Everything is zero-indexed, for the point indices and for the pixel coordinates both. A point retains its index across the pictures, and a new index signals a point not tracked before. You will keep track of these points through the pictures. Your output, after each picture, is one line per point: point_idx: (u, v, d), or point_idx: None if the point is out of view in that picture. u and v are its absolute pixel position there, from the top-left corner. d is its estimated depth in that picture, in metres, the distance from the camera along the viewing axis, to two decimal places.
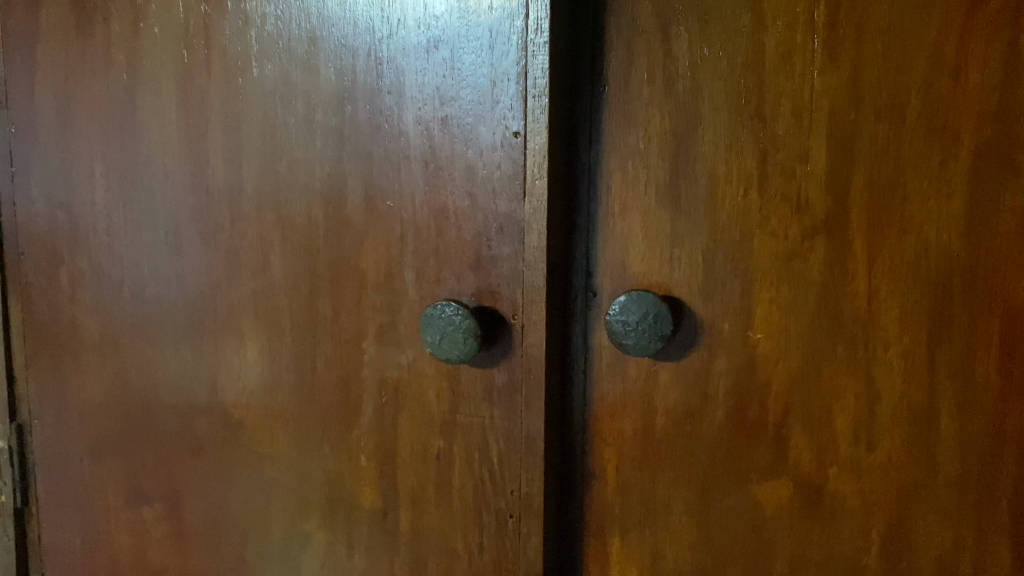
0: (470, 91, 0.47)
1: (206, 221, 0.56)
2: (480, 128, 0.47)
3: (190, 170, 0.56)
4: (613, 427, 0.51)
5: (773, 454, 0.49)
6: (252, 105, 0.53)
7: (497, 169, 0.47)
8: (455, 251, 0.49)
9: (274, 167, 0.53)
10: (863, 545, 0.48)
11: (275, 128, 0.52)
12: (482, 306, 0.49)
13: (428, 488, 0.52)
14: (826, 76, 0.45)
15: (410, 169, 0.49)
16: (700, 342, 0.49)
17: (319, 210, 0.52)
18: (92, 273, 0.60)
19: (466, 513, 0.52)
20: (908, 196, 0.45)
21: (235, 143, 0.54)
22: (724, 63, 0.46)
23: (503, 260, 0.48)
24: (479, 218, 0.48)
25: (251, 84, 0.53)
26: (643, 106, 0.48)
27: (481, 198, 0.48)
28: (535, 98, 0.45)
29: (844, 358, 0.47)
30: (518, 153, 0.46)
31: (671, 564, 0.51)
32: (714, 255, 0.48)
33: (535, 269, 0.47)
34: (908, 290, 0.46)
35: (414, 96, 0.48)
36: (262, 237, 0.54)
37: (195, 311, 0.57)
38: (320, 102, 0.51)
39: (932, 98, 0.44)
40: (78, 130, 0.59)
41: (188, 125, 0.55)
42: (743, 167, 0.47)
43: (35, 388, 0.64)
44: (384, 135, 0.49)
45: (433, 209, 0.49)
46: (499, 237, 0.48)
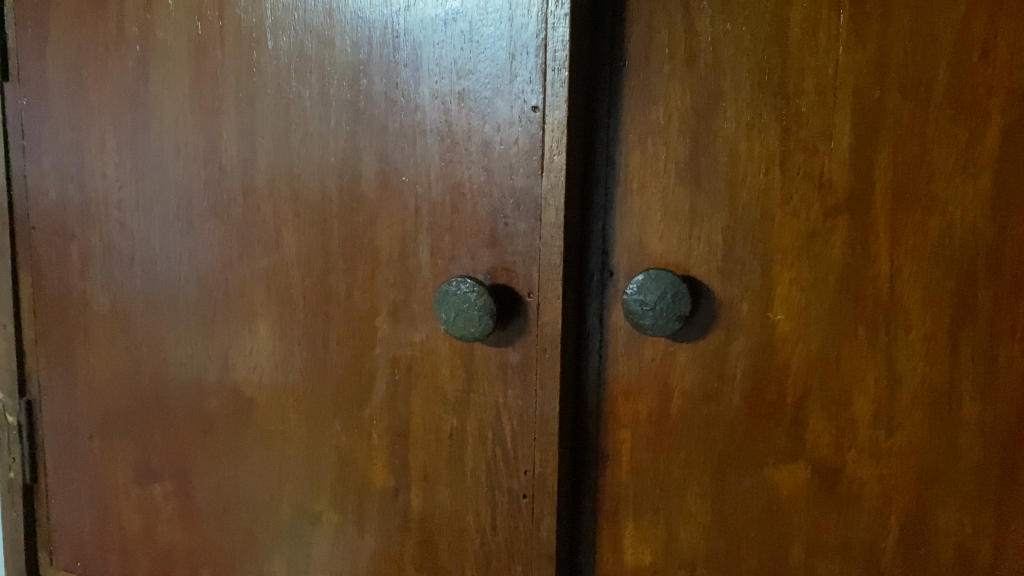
0: (487, 64, 0.46)
1: (218, 196, 0.55)
2: (497, 102, 0.46)
3: (202, 143, 0.55)
4: (628, 408, 0.51)
5: (790, 437, 0.48)
6: (267, 77, 0.52)
7: (514, 144, 0.46)
8: (471, 227, 0.48)
9: (288, 141, 0.52)
10: (881, 530, 0.47)
11: (289, 102, 0.52)
12: (497, 283, 0.48)
13: (440, 468, 0.52)
14: (852, 53, 0.44)
15: (426, 144, 0.48)
16: (718, 323, 0.48)
17: (333, 185, 0.51)
18: (103, 247, 0.60)
19: (479, 493, 0.51)
20: (933, 175, 0.44)
21: (250, 117, 0.53)
22: (748, 38, 0.46)
23: (519, 237, 0.47)
24: (495, 193, 0.47)
25: (266, 57, 0.52)
26: (664, 82, 0.47)
27: (497, 173, 0.47)
28: (554, 71, 0.44)
29: (864, 340, 0.46)
30: (536, 128, 0.45)
31: (685, 547, 0.51)
32: (734, 234, 0.47)
33: (552, 246, 0.46)
34: (931, 271, 0.45)
35: (430, 69, 0.47)
36: (274, 212, 0.53)
37: (207, 287, 0.57)
38: (334, 76, 0.50)
39: (960, 76, 0.43)
40: (90, 101, 0.58)
41: (202, 98, 0.54)
42: (765, 145, 0.46)
43: (43, 363, 0.64)
44: (400, 109, 0.49)
45: (448, 184, 0.48)
46: (515, 213, 0.47)
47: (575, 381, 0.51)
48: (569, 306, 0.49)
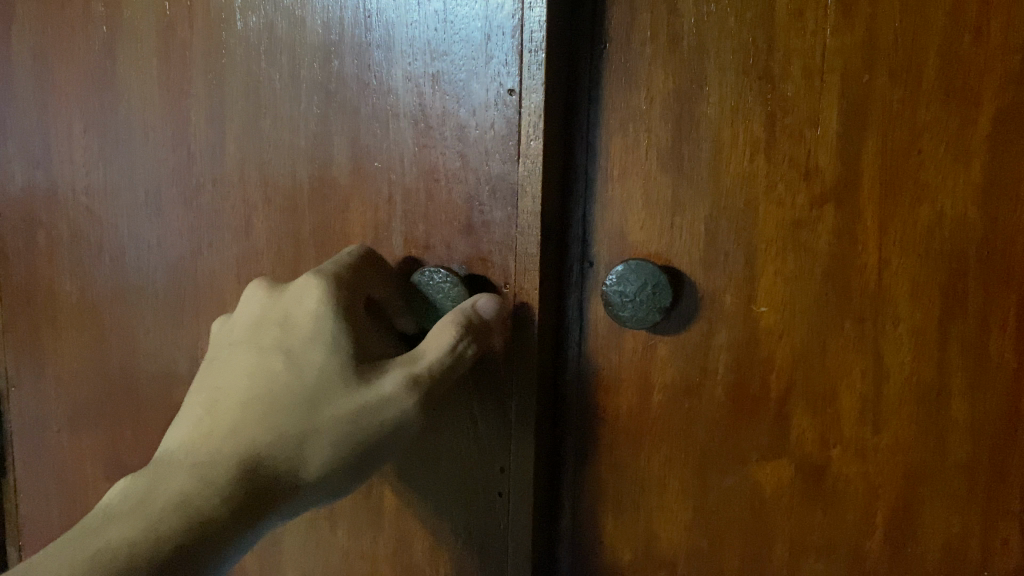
0: (462, 46, 0.44)
1: (187, 182, 0.53)
2: (473, 85, 0.44)
3: (170, 127, 0.53)
4: (607, 403, 0.49)
5: (774, 433, 0.47)
6: (236, 58, 0.50)
7: (490, 129, 0.44)
8: (445, 216, 0.46)
9: (257, 124, 0.50)
10: (867, 529, 0.46)
11: (259, 84, 0.50)
12: (472, 273, 0.47)
13: (414, 463, 0.50)
14: (840, 35, 0.43)
15: (399, 128, 0.47)
16: (700, 315, 0.47)
17: (304, 170, 0.50)
18: (70, 235, 0.58)
19: (453, 490, 0.50)
20: (922, 163, 0.43)
21: (220, 99, 0.51)
22: (733, 20, 0.44)
23: (496, 226, 0.45)
24: (470, 180, 0.45)
25: (235, 37, 0.50)
26: (646, 66, 0.45)
27: (472, 159, 0.45)
28: (532, 53, 0.42)
29: (851, 334, 0.45)
30: (513, 112, 0.44)
31: (666, 545, 0.49)
32: (717, 223, 0.45)
33: (529, 235, 0.44)
34: (920, 262, 0.43)
35: (403, 50, 0.46)
36: (244, 199, 0.52)
37: (176, 276, 0.55)
38: (305, 57, 0.48)
39: (950, 60, 0.42)
40: (56, 84, 0.56)
41: (169, 81, 0.53)
42: (750, 132, 0.44)
43: (12, 355, 0.63)
44: (372, 92, 0.47)
45: (422, 170, 0.47)
46: (491, 201, 0.45)
47: (554, 375, 0.50)
48: (548, 297, 0.47)
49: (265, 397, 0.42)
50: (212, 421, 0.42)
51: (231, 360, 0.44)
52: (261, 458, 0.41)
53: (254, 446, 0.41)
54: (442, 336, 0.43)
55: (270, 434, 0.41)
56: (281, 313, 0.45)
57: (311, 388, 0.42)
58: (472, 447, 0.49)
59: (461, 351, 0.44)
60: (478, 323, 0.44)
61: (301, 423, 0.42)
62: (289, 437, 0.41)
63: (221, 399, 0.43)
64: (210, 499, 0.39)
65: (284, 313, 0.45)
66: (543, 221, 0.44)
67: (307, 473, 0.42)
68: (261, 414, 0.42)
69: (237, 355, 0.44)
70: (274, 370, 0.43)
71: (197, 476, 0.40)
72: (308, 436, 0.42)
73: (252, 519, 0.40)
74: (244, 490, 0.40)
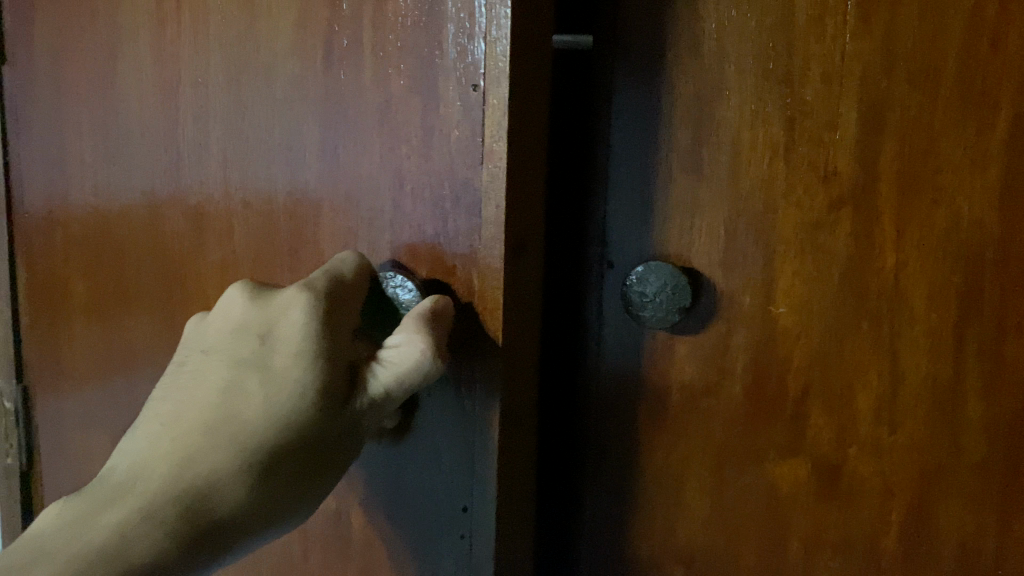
0: (422, 39, 0.41)
1: (176, 184, 0.52)
2: (437, 80, 0.41)
3: (162, 126, 0.52)
4: (627, 400, 0.50)
5: (790, 431, 0.47)
6: (216, 56, 0.49)
7: (453, 130, 0.41)
8: (410, 225, 0.43)
9: (240, 125, 0.48)
10: (882, 527, 0.47)
11: (240, 85, 0.48)
12: (434, 282, 0.43)
13: (377, 504, 0.47)
14: (859, 40, 0.43)
15: (365, 128, 0.44)
16: (719, 315, 0.47)
17: (280, 175, 0.47)
18: (81, 232, 0.59)
19: (415, 531, 0.45)
20: (940, 167, 0.44)
21: (201, 99, 0.50)
22: (753, 24, 0.44)
23: (459, 236, 0.42)
24: (434, 185, 0.42)
25: (215, 34, 0.48)
26: (666, 68, 0.46)
27: (436, 162, 0.42)
28: (495, 44, 0.39)
29: (867, 334, 0.45)
30: (476, 110, 0.40)
31: (683, 543, 0.50)
32: (736, 224, 0.46)
33: (492, 247, 0.41)
34: (937, 264, 0.44)
35: (369, 44, 0.43)
36: (226, 203, 0.50)
37: (167, 280, 0.54)
38: (279, 54, 0.46)
39: (968, 66, 0.43)
40: (69, 82, 0.57)
41: (162, 80, 0.51)
42: (770, 134, 0.45)
43: (36, 350, 0.64)
44: (341, 89, 0.44)
45: (388, 174, 0.43)
46: (454, 209, 0.42)
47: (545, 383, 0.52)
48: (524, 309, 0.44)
49: (231, 418, 0.38)
50: (166, 441, 0.38)
51: (203, 371, 0.40)
52: (221, 492, 0.36)
53: (214, 478, 0.36)
54: (410, 342, 0.38)
55: (234, 461, 0.37)
56: (265, 324, 0.40)
57: (279, 407, 0.38)
58: (438, 484, 0.44)
59: (430, 362, 0.38)
60: (437, 323, 0.39)
61: (268, 446, 0.37)
62: (255, 467, 0.37)
63: (183, 415, 0.38)
64: (151, 540, 0.34)
65: (267, 323, 0.40)
66: (509, 232, 0.41)
67: (273, 504, 0.38)
68: (225, 439, 0.37)
69: (209, 368, 0.40)
70: (247, 390, 0.38)
71: (143, 506, 0.35)
72: (272, 463, 0.37)
73: (190, 566, 0.35)
74: (194, 527, 0.36)
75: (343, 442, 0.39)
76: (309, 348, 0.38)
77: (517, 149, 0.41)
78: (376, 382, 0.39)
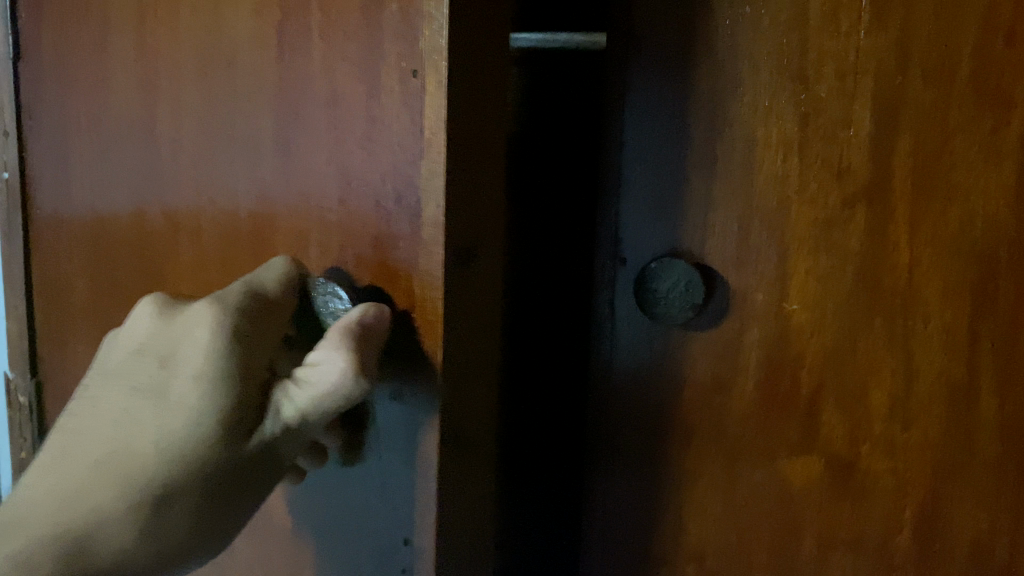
0: (361, 23, 0.39)
1: (156, 182, 0.51)
2: (378, 66, 0.38)
3: (143, 122, 0.51)
4: (637, 399, 0.49)
5: (803, 429, 0.47)
6: (188, 49, 0.47)
7: (394, 122, 0.38)
8: (356, 226, 0.40)
9: (208, 120, 0.47)
10: (895, 524, 0.47)
11: (207, 78, 0.46)
12: (377, 290, 0.40)
13: (326, 529, 0.45)
14: (874, 37, 0.44)
15: (315, 120, 0.41)
16: (731, 313, 0.47)
17: (242, 173, 0.45)
18: (79, 230, 0.59)
19: (362, 559, 0.43)
20: (954, 165, 0.44)
21: (175, 91, 0.48)
22: (768, 21, 0.44)
23: (402, 239, 0.39)
24: (377, 184, 0.39)
25: (187, 26, 0.47)
26: (680, 65, 0.46)
27: (378, 157, 0.39)
28: (434, 24, 0.36)
29: (881, 331, 0.46)
30: (416, 98, 0.37)
31: (693, 541, 0.50)
32: (750, 221, 0.46)
33: (433, 250, 0.37)
34: (951, 261, 0.45)
35: (316, 30, 0.40)
36: (198, 202, 0.48)
37: (150, 279, 0.53)
38: (240, 44, 0.44)
39: (984, 65, 0.44)
40: (69, 79, 0.57)
41: (144, 75, 0.50)
42: (784, 131, 0.45)
43: (48, 348, 0.65)
44: (292, 79, 0.42)
45: (335, 171, 0.41)
46: (396, 210, 0.38)
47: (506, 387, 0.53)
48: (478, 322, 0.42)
49: (122, 452, 0.38)
50: (54, 480, 0.37)
51: (104, 397, 0.39)
52: (106, 530, 0.36)
53: (98, 517, 0.36)
54: (331, 359, 0.36)
55: (122, 499, 0.37)
56: (167, 347, 0.39)
57: (172, 443, 0.37)
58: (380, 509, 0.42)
59: (353, 383, 0.37)
60: (367, 337, 0.37)
61: (162, 483, 0.37)
62: (144, 504, 0.37)
63: (78, 445, 0.38)
64: None
65: (171, 347, 0.39)
66: (452, 234, 0.37)
67: (167, 539, 0.38)
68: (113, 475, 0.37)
69: (108, 393, 0.39)
70: (140, 420, 0.38)
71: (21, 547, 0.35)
72: (168, 504, 0.37)
73: None
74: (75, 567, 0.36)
75: (246, 473, 0.39)
76: (207, 374, 0.38)
77: (461, 141, 0.37)
78: (292, 405, 0.38)
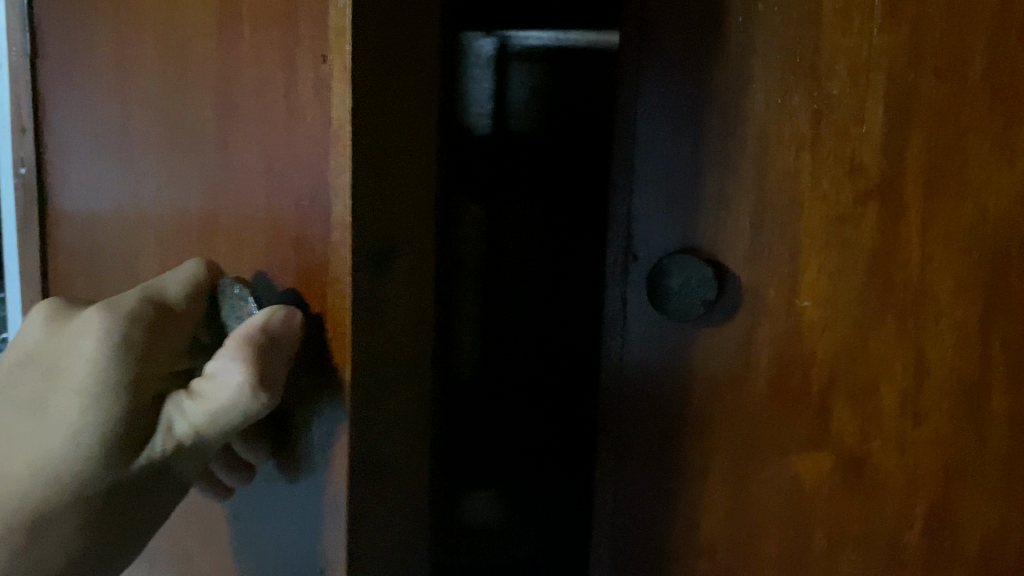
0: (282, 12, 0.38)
1: (128, 183, 0.50)
2: (295, 57, 0.37)
3: (117, 121, 0.50)
4: (649, 393, 0.50)
5: (814, 424, 0.47)
6: (152, 43, 0.47)
7: (308, 114, 0.37)
8: (280, 227, 0.39)
9: (167, 116, 0.46)
10: (906, 521, 0.47)
11: (167, 74, 0.46)
12: (294, 292, 0.39)
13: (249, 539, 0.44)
14: (887, 34, 0.44)
15: (250, 115, 0.40)
16: (742, 309, 0.47)
17: (195, 171, 0.44)
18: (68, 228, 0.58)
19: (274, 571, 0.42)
20: (966, 161, 0.44)
21: (140, 93, 0.48)
22: (780, 18, 0.45)
23: (317, 239, 0.37)
24: (294, 183, 0.38)
25: (151, 19, 0.46)
26: (693, 62, 0.46)
27: (296, 155, 0.38)
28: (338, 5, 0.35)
29: (893, 328, 0.46)
30: (325, 85, 0.36)
31: (705, 537, 0.50)
32: (762, 217, 0.46)
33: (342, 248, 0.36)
34: (963, 258, 0.45)
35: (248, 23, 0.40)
36: (160, 203, 0.47)
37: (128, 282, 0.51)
38: (190, 35, 0.44)
39: (997, 61, 0.44)
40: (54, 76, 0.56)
41: (119, 71, 0.50)
42: (797, 128, 0.45)
43: None
44: (230, 70, 0.41)
45: (266, 170, 0.39)
46: (311, 212, 0.37)
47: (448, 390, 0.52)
48: (401, 319, 0.41)
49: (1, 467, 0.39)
50: None
51: None
52: None
53: None
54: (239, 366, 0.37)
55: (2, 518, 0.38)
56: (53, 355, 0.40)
57: (53, 465, 0.38)
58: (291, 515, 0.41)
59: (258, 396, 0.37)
60: (280, 341, 0.37)
61: (43, 502, 0.38)
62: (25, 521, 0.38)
63: None
64: None
65: (57, 355, 0.40)
66: (360, 232, 0.36)
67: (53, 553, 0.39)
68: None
69: None
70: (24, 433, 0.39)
71: None
72: (46, 530, 0.39)
73: None
74: None
75: (136, 484, 0.40)
76: (92, 385, 0.38)
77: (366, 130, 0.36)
78: (185, 419, 0.39)
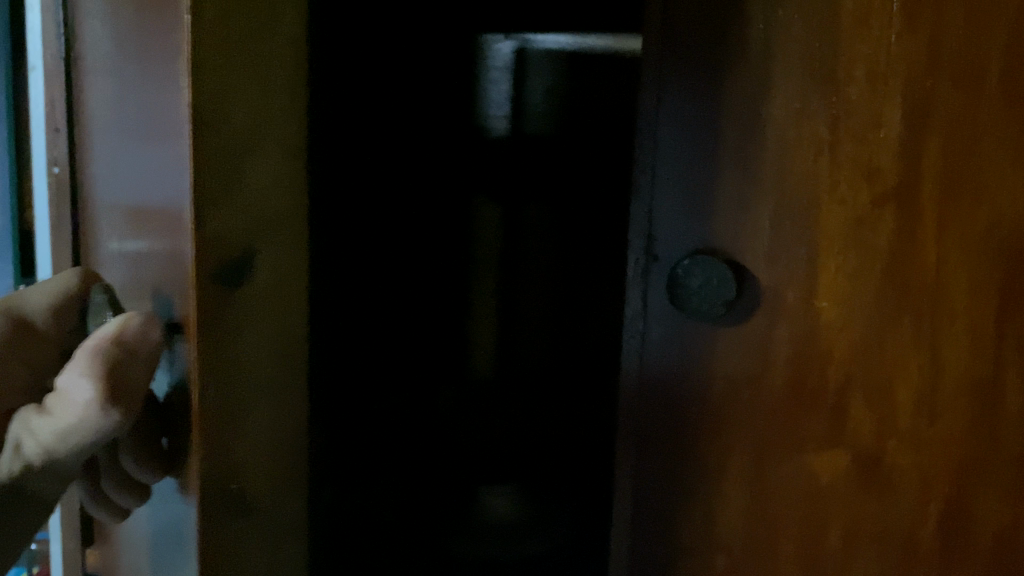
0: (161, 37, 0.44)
1: (104, 198, 0.54)
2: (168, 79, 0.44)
3: (88, 141, 0.54)
4: (668, 391, 0.51)
5: (831, 422, 0.48)
6: (99, 71, 0.52)
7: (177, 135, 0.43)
8: (169, 233, 0.45)
9: (116, 137, 0.51)
10: (920, 517, 0.48)
11: (111, 102, 0.51)
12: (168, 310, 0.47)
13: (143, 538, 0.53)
14: (905, 41, 0.45)
15: (150, 136, 0.46)
16: (761, 309, 0.48)
17: (134, 186, 0.49)
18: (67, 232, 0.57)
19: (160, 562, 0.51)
20: (981, 165, 0.45)
21: (107, 107, 0.52)
22: (800, 25, 0.46)
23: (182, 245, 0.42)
24: (170, 197, 0.44)
25: (97, 49, 0.51)
26: (714, 67, 0.47)
27: (171, 172, 0.43)
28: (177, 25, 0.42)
29: (909, 328, 0.47)
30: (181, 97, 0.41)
31: (722, 532, 0.51)
32: (781, 219, 0.47)
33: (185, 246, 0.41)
34: (978, 260, 0.46)
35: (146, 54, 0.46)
36: (120, 219, 0.52)
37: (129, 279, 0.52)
38: (118, 65, 0.49)
39: (1011, 69, 0.45)
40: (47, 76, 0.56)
41: (87, 94, 0.53)
42: (815, 132, 0.46)
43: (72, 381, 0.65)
44: (139, 96, 0.47)
45: (162, 185, 0.45)
46: (178, 224, 0.43)
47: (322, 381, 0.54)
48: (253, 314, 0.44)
49: None
50: None
51: None
52: None
53: None
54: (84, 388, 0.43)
55: None
56: None
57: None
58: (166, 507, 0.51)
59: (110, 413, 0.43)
60: (136, 352, 0.44)
61: None
62: None
63: None
64: None
65: None
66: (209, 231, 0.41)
67: None
68: None
69: None
70: None
71: None
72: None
73: None
74: None
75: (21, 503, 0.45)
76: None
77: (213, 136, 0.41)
78: (33, 438, 0.44)
